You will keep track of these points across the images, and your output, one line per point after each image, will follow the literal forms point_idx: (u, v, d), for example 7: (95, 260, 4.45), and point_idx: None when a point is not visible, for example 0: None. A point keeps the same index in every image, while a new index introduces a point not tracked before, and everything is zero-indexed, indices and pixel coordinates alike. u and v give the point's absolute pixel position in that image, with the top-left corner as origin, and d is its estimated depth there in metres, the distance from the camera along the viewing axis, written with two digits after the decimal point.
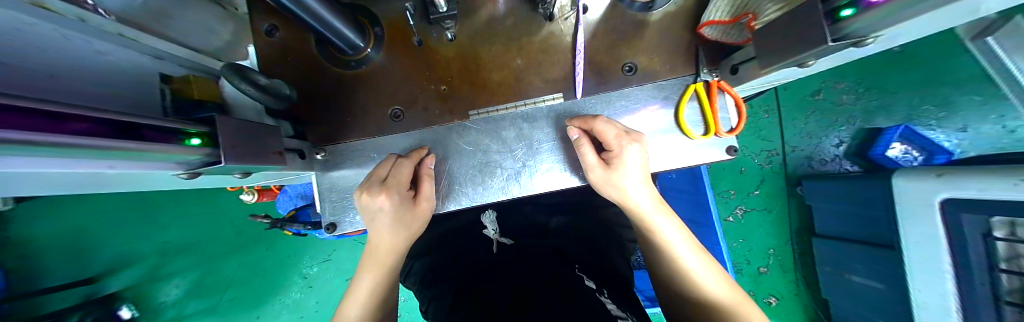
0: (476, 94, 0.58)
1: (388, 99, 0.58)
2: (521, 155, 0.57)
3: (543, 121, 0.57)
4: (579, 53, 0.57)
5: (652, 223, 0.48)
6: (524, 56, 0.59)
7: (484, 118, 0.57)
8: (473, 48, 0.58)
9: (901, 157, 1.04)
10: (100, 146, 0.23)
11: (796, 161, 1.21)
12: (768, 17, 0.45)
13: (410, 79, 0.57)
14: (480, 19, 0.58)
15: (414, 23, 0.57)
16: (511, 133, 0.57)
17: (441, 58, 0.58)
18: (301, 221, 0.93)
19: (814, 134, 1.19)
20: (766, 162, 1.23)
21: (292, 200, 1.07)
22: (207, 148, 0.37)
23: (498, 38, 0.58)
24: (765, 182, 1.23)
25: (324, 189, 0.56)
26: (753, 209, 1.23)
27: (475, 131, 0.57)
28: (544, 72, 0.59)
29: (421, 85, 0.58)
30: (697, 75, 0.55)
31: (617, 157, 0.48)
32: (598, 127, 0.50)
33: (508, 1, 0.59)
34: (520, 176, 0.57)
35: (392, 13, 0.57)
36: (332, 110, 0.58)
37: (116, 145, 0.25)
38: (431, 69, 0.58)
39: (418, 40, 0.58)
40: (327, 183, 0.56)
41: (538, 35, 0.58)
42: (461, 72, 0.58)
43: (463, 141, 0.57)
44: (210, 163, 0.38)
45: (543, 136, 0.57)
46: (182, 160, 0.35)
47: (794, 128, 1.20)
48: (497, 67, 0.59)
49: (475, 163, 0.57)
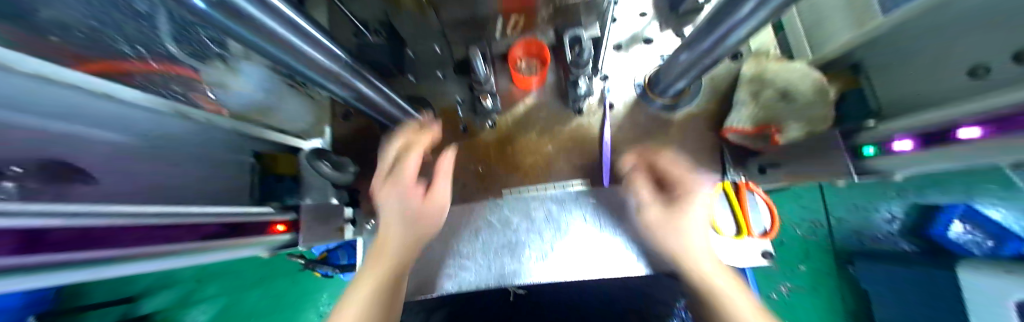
0: (510, 175, 0.65)
1: (433, 176, 0.65)
2: (550, 236, 0.59)
3: (571, 205, 0.60)
4: (607, 144, 0.63)
5: (698, 273, 0.44)
6: (554, 143, 0.65)
7: (516, 198, 0.61)
8: (510, 134, 0.66)
9: (967, 241, 0.80)
10: (190, 248, 0.29)
11: (847, 238, 0.97)
12: (794, 132, 0.49)
13: (454, 160, 0.65)
14: (517, 110, 0.67)
15: (462, 114, 0.67)
16: (540, 214, 0.60)
17: (481, 142, 0.66)
18: (333, 263, 0.98)
19: (863, 207, 0.97)
20: (810, 233, 0.99)
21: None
22: (290, 233, 0.44)
23: (533, 127, 0.66)
24: (810, 255, 0.99)
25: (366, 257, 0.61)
26: (801, 288, 0.99)
27: (506, 209, 0.61)
28: (572, 157, 0.65)
29: (462, 165, 0.65)
30: (724, 175, 0.58)
31: (672, 197, 0.50)
32: (646, 171, 0.53)
33: (542, 95, 0.68)
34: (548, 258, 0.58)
35: (444, 104, 0.68)
36: None
37: (213, 242, 0.32)
38: (472, 151, 0.66)
39: (464, 126, 0.67)
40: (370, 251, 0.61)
41: (568, 125, 0.65)
42: (498, 155, 0.65)
43: (493, 217, 0.61)
44: (289, 246, 0.44)
45: (572, 219, 0.60)
46: (270, 245, 0.42)
47: (842, 201, 0.98)
48: (531, 151, 0.65)
49: (502, 240, 0.60)
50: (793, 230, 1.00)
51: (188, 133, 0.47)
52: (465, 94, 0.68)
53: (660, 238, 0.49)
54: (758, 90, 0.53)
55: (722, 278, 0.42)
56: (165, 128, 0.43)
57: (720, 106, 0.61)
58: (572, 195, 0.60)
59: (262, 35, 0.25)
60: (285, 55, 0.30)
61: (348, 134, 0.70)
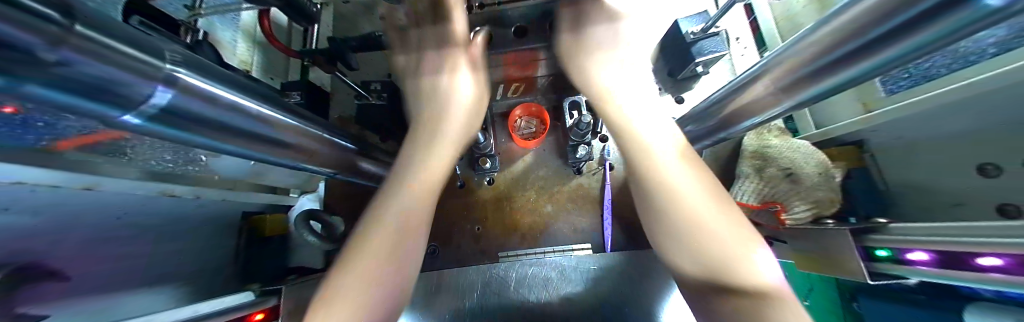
0: (508, 236, 0.63)
1: None
2: (547, 300, 0.55)
3: (572, 272, 0.56)
4: (608, 207, 0.62)
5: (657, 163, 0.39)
6: (553, 203, 0.64)
7: (514, 263, 0.58)
8: (509, 192, 0.65)
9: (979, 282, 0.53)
10: None
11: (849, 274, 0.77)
12: (798, 213, 0.47)
13: (452, 219, 0.64)
14: (516, 167, 0.67)
15: (460, 170, 0.67)
16: (539, 282, 0.56)
17: (478, 200, 0.65)
18: None
19: None
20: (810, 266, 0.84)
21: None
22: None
23: (531, 186, 0.65)
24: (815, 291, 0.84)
25: None
26: None
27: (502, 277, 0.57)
28: (572, 218, 0.63)
29: (459, 223, 0.64)
30: None
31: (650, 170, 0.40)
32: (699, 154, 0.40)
33: (542, 154, 0.68)
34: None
35: None
36: None
37: None
38: (471, 209, 0.65)
39: (461, 182, 0.67)
40: None
41: (568, 184, 0.65)
42: (495, 214, 0.64)
43: (488, 280, 0.56)
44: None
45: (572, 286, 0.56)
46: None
47: None
48: (529, 211, 0.64)
49: (495, 308, 0.55)
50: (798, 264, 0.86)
51: (172, 208, 0.45)
52: (465, 153, 0.68)
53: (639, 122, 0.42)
54: (763, 166, 0.54)
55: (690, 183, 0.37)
56: (149, 209, 0.42)
57: (726, 172, 0.62)
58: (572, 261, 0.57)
59: (228, 131, 0.28)
60: (246, 146, 0.32)
61: (348, 187, 0.70)
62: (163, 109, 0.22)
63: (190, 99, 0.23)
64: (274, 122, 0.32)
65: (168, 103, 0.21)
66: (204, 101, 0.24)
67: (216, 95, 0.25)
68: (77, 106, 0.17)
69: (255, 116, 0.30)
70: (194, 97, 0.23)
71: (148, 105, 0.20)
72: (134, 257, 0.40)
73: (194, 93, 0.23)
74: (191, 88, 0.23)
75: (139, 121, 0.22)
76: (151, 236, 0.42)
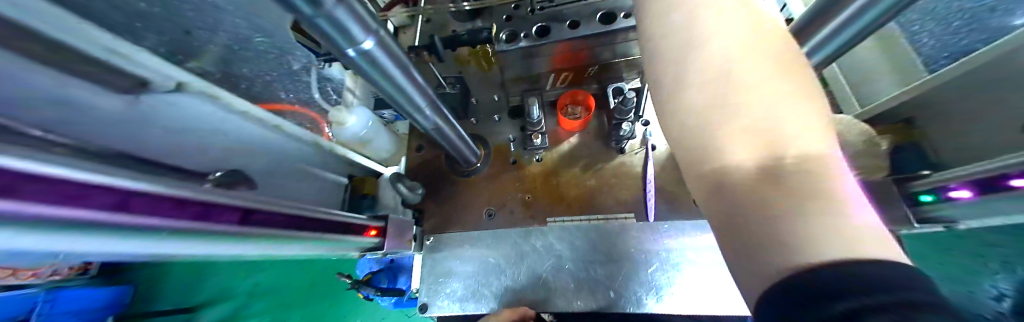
0: (555, 204, 0.71)
1: (484, 201, 0.75)
2: (592, 262, 0.61)
3: (617, 237, 0.62)
4: (649, 182, 0.68)
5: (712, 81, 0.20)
6: (596, 178, 0.72)
7: (560, 225, 0.65)
8: (556, 167, 0.75)
9: None
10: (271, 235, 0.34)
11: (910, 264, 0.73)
12: None
13: (506, 188, 0.75)
14: (563, 148, 0.77)
15: (514, 149, 0.80)
16: (585, 243, 0.63)
17: (529, 175, 0.75)
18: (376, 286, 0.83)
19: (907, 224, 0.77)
20: None
21: (368, 265, 0.93)
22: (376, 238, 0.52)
23: (578, 163, 0.75)
24: None
25: (425, 271, 0.67)
26: None
27: (552, 236, 0.64)
28: (614, 191, 0.70)
29: (512, 192, 0.74)
30: None
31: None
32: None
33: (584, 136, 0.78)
34: (593, 283, 0.59)
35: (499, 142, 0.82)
36: (447, 206, 0.76)
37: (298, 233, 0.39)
38: (523, 181, 0.75)
39: (514, 159, 0.78)
40: (430, 265, 0.67)
41: (611, 163, 0.73)
42: (544, 186, 0.74)
43: (539, 240, 0.64)
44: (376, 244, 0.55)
45: (616, 250, 0.61)
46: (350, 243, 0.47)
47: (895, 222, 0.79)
48: (574, 184, 0.73)
49: (549, 266, 0.62)
50: None
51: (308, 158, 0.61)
52: (518, 135, 0.81)
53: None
54: None
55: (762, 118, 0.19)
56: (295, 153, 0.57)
57: None
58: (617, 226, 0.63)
59: (389, 81, 0.41)
60: (391, 93, 0.45)
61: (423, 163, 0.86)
62: (365, 51, 0.34)
63: (380, 49, 0.35)
64: (409, 81, 0.44)
65: (369, 48, 0.34)
66: (388, 54, 0.37)
67: (392, 52, 0.37)
68: (336, 36, 0.30)
69: (404, 73, 0.42)
70: (383, 50, 0.36)
71: (361, 46, 0.33)
72: None
73: (385, 47, 0.36)
74: (382, 44, 0.35)
75: (355, 57, 0.34)
76: None
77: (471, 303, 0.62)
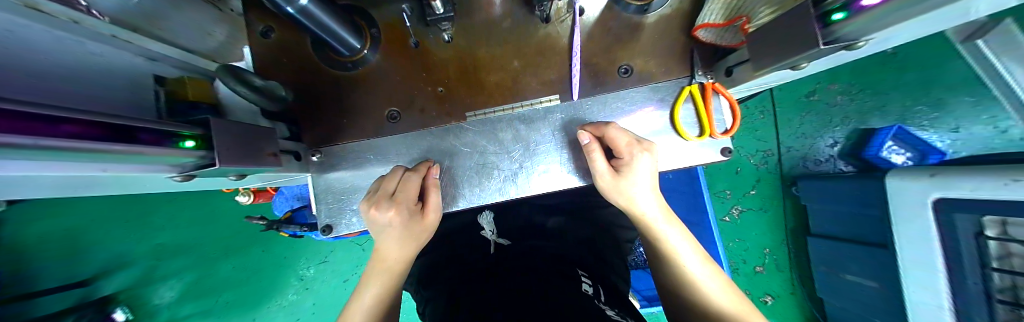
0: (555, 156, 0.42)
1: (403, 101, 0.44)
2: (518, 156, 0.42)
3: (543, 125, 0.42)
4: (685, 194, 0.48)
5: (676, 250, 0.35)
6: None
7: (479, 119, 0.43)
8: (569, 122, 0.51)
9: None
10: (67, 158, 0.14)
11: (834, 273, 0.90)
12: None
13: (477, 97, 0.44)
14: (610, 77, 0.43)
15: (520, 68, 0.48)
16: (507, 135, 0.42)
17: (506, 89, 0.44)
18: (302, 224, 0.73)
19: (807, 137, 0.98)
20: (752, 259, 1.03)
21: (288, 203, 0.84)
22: (199, 151, 0.24)
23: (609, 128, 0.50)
24: (774, 283, 1.03)
25: (319, 191, 0.43)
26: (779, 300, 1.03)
27: (470, 132, 0.42)
28: None
29: (477, 104, 0.44)
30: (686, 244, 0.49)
31: (626, 165, 0.35)
32: (608, 134, 0.36)
33: (648, 55, 0.42)
34: (518, 177, 0.42)
35: (488, 8, 0.42)
36: (363, 108, 0.45)
37: (112, 148, 0.16)
38: (496, 96, 0.44)
39: (505, 49, 0.43)
40: (322, 184, 0.43)
41: None
42: (526, 105, 0.43)
43: (459, 141, 0.42)
44: (204, 166, 0.26)
45: (550, 139, 0.42)
46: (175, 162, 0.23)
47: (749, 214, 1.03)
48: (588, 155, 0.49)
49: (470, 165, 0.42)
50: (733, 238, 1.04)
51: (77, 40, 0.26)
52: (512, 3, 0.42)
53: (685, 146, 0.40)
54: None
55: (717, 286, 0.34)
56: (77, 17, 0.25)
57: None
58: (541, 110, 0.42)
59: None
60: None
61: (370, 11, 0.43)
62: None
63: None
64: None
65: None
66: None
67: None
68: None
69: None
70: None
71: None
72: (139, 77, 0.31)
73: None
74: None
75: None
76: (129, 63, 0.31)
77: (336, 204, 0.43)
